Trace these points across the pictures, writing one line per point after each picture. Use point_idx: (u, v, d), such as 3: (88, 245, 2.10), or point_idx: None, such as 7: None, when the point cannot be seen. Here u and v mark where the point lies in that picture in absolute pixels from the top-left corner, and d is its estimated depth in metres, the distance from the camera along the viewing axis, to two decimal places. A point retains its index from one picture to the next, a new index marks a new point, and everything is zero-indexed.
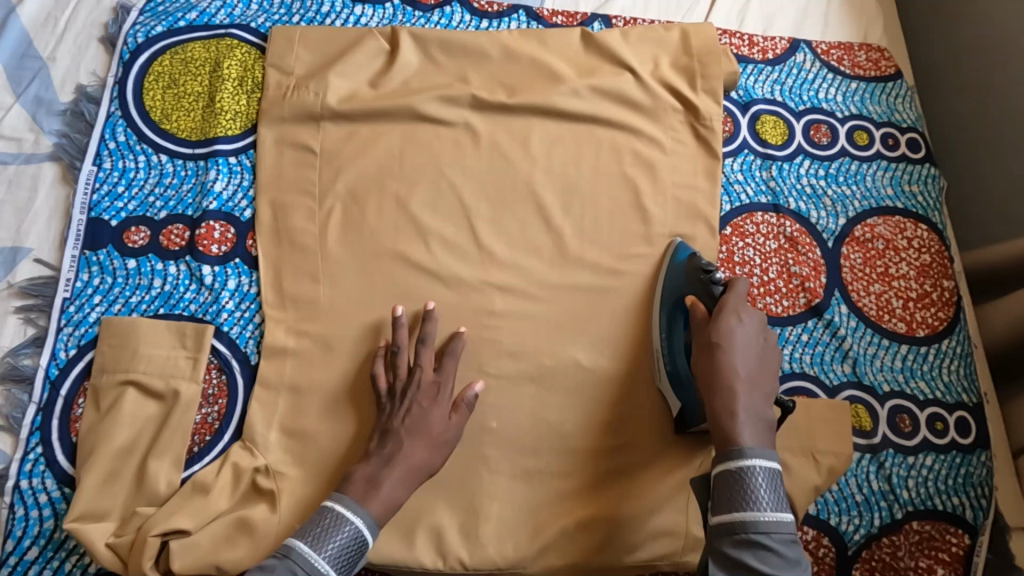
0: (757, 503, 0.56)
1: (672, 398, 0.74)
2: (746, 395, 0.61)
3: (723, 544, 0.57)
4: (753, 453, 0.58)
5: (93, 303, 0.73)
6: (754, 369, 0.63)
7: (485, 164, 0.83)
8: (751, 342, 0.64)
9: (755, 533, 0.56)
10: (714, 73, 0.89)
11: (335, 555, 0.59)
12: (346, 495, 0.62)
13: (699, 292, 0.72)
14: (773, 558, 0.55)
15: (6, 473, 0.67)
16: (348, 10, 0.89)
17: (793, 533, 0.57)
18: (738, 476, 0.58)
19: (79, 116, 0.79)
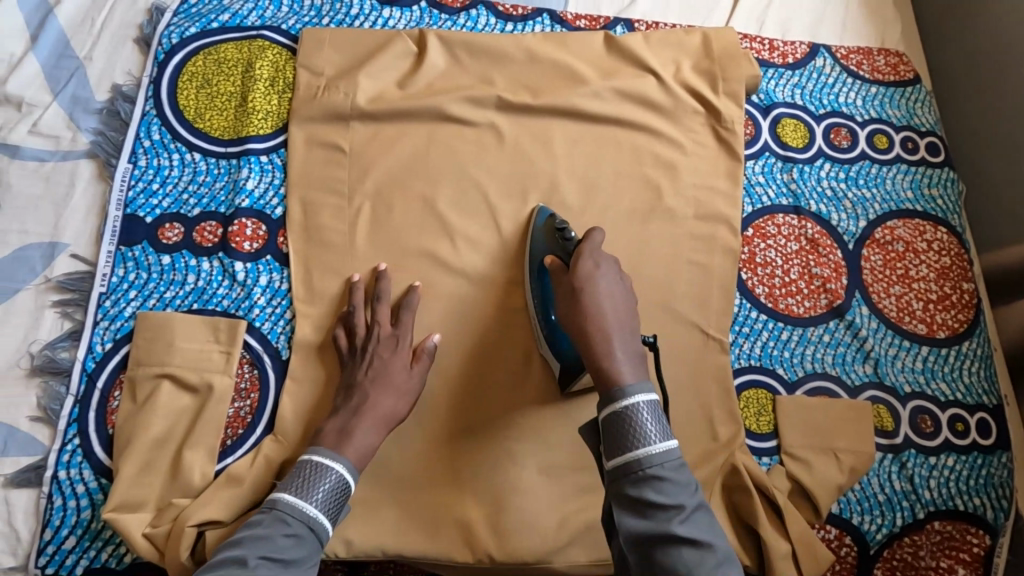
0: (645, 436, 0.55)
1: (553, 359, 0.74)
2: (617, 335, 0.62)
3: (623, 485, 0.55)
4: (632, 387, 0.58)
5: (129, 297, 0.74)
6: (620, 310, 0.64)
7: (510, 165, 0.85)
8: (611, 286, 0.65)
9: (650, 468, 0.54)
10: (735, 76, 0.90)
11: (323, 500, 0.61)
12: (325, 448, 0.64)
13: (558, 251, 0.74)
14: (668, 486, 0.54)
15: (44, 463, 0.68)
16: (376, 13, 0.90)
17: (682, 458, 0.56)
18: (623, 414, 0.57)
19: (115, 115, 0.81)
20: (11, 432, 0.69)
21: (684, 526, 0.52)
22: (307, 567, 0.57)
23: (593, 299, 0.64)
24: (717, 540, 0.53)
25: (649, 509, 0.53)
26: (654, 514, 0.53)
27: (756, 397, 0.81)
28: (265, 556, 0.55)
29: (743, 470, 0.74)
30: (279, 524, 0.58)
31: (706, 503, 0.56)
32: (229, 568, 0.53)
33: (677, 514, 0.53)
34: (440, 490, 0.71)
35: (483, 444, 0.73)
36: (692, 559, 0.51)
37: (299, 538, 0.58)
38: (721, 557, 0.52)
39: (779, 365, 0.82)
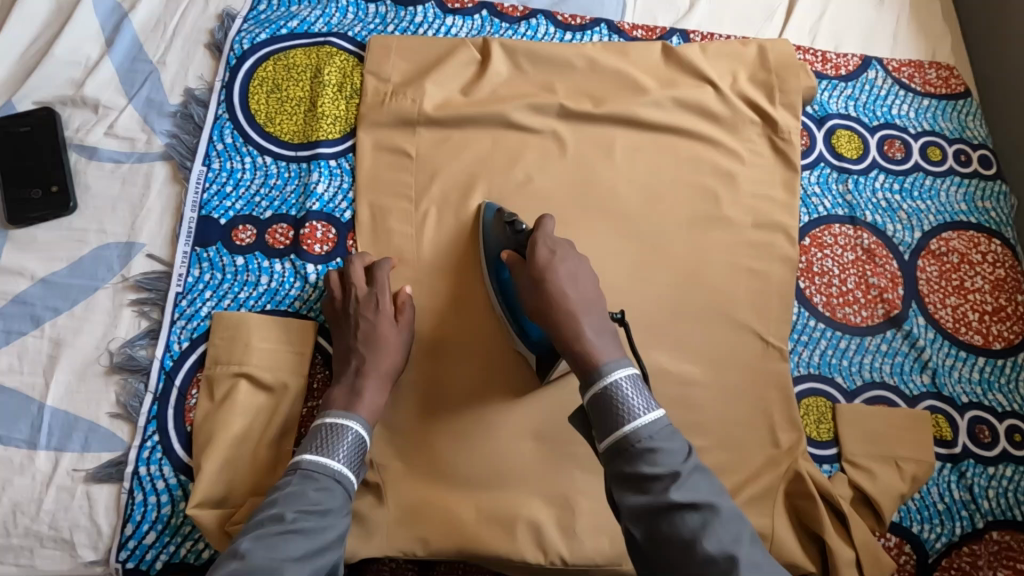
0: (630, 412, 0.57)
1: (527, 351, 0.74)
2: (587, 315, 0.64)
3: (617, 463, 0.57)
4: (609, 365, 0.60)
5: (205, 298, 0.75)
6: (587, 292, 0.66)
7: (572, 172, 0.86)
8: (574, 269, 0.67)
9: (640, 441, 0.56)
10: (792, 88, 0.91)
11: (346, 455, 0.64)
12: (338, 409, 0.67)
13: (510, 242, 0.74)
14: (661, 456, 0.55)
15: (125, 459, 0.69)
16: (439, 21, 0.92)
17: (670, 426, 0.58)
18: (603, 394, 0.59)
19: (189, 118, 0.82)
20: (93, 427, 0.70)
21: (681, 492, 0.53)
22: (340, 515, 0.61)
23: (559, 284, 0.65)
24: (717, 499, 0.54)
25: (645, 481, 0.55)
26: (651, 486, 0.54)
27: (816, 405, 0.82)
28: (302, 510, 0.59)
29: (807, 477, 0.75)
30: (308, 481, 0.61)
31: (703, 465, 0.57)
32: (269, 525, 0.57)
33: (673, 481, 0.54)
34: (510, 491, 0.72)
35: (551, 447, 0.74)
36: (696, 523, 0.53)
37: (329, 491, 0.61)
38: (725, 516, 0.53)
39: (838, 374, 0.83)
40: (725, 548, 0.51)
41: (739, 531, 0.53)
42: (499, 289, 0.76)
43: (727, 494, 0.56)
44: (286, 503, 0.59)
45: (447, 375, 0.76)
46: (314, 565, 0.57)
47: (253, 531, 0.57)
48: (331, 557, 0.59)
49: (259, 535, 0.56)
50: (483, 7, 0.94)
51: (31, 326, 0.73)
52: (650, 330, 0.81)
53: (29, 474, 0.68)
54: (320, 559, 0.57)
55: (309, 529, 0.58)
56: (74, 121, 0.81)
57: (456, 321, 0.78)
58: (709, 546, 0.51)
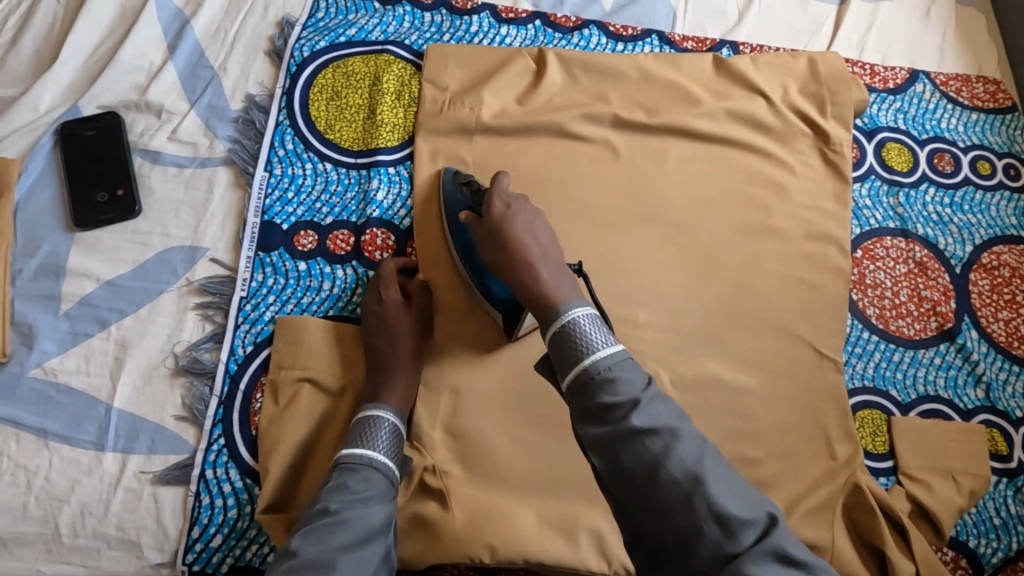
0: (589, 345, 0.55)
1: (493, 309, 0.76)
2: (546, 259, 0.64)
3: (576, 397, 0.55)
4: (567, 306, 0.58)
5: (268, 302, 0.76)
6: (546, 241, 0.67)
7: (626, 182, 0.87)
8: (532, 221, 0.68)
9: (599, 372, 0.54)
10: (844, 100, 0.92)
11: (384, 445, 0.66)
12: (371, 403, 0.69)
13: (469, 202, 0.74)
14: (621, 385, 0.53)
15: (192, 462, 0.70)
16: (494, 31, 0.93)
17: (632, 357, 0.55)
18: (562, 330, 0.57)
19: (250, 124, 0.83)
20: (159, 429, 0.71)
21: (640, 419, 0.51)
22: (382, 501, 0.61)
23: (517, 231, 0.66)
24: (680, 425, 0.52)
25: (603, 412, 0.52)
26: (610, 415, 0.52)
27: (871, 417, 0.82)
28: (343, 500, 0.60)
29: (866, 490, 0.75)
30: (349, 473, 0.63)
31: (665, 393, 0.55)
32: (315, 519, 0.58)
33: (632, 408, 0.52)
34: (571, 499, 0.73)
35: None
36: (658, 448, 0.50)
37: (370, 479, 0.62)
38: (688, 439, 0.51)
39: (892, 387, 0.83)
40: (689, 470, 0.49)
41: (702, 453, 0.51)
42: (461, 251, 0.77)
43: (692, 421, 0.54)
44: (328, 496, 0.60)
45: (504, 381, 0.76)
46: (362, 553, 0.57)
47: (301, 528, 0.58)
48: (379, 543, 0.59)
49: (308, 530, 0.57)
50: (536, 17, 0.95)
51: (97, 328, 0.74)
52: (706, 340, 0.82)
53: (96, 475, 0.69)
54: (368, 546, 0.57)
55: (355, 515, 0.58)
56: (137, 126, 0.82)
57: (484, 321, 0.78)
58: (672, 471, 0.49)
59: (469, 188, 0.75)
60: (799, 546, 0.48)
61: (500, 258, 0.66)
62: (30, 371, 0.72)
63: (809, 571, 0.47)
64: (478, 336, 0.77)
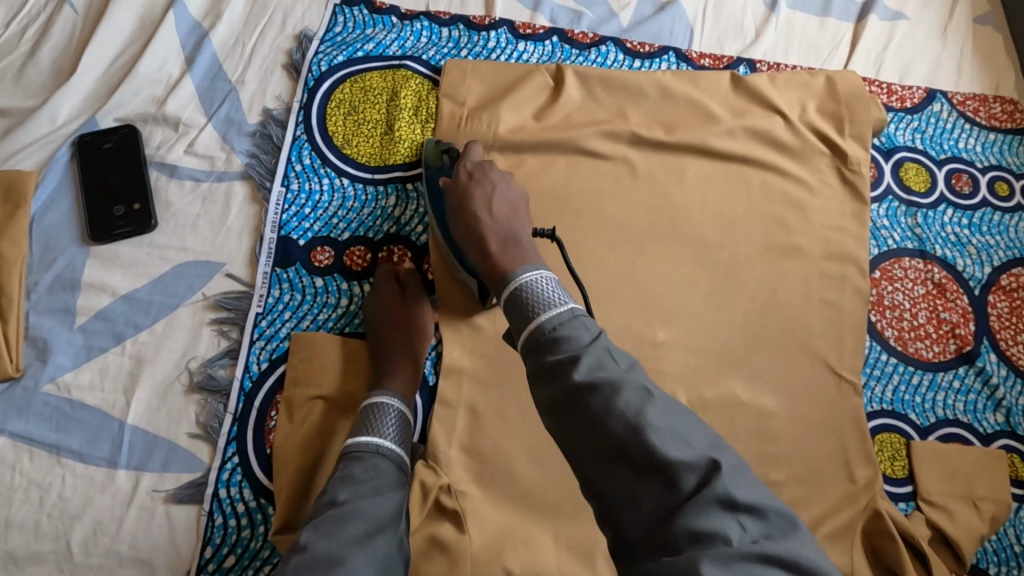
0: (538, 308, 0.56)
1: (468, 278, 0.76)
2: (503, 226, 0.68)
3: (527, 360, 0.55)
4: (519, 272, 0.61)
5: (284, 318, 0.76)
6: (507, 208, 0.71)
7: (645, 198, 0.86)
8: (493, 187, 0.72)
9: (545, 333, 0.54)
10: (863, 119, 0.91)
11: (392, 431, 0.66)
12: (374, 390, 0.70)
13: (446, 172, 0.78)
14: (566, 341, 0.53)
15: (206, 481, 0.69)
16: (512, 47, 0.93)
17: (585, 314, 0.55)
18: (513, 297, 0.59)
19: (267, 138, 0.83)
20: (173, 447, 0.70)
21: (582, 374, 0.50)
22: (393, 489, 0.62)
23: (477, 200, 0.71)
24: (625, 376, 0.50)
25: (550, 370, 0.52)
26: (555, 374, 0.52)
27: (890, 441, 0.81)
28: (353, 490, 0.60)
29: (886, 516, 0.74)
30: (355, 461, 0.63)
31: (615, 348, 0.53)
32: (326, 512, 0.58)
33: (574, 365, 0.51)
34: (590, 521, 0.72)
35: None
36: (600, 405, 0.49)
37: (379, 467, 0.63)
38: (630, 390, 0.49)
39: (912, 410, 0.83)
40: (629, 422, 0.48)
41: (644, 403, 0.49)
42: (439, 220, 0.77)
43: (643, 374, 0.52)
44: (336, 487, 0.61)
45: (520, 400, 0.75)
46: (375, 544, 0.57)
47: (312, 521, 0.58)
48: (390, 534, 0.59)
49: (318, 524, 0.57)
50: (554, 33, 0.95)
51: (112, 343, 0.73)
52: (725, 360, 0.81)
53: (110, 492, 0.68)
54: (380, 537, 0.58)
55: (363, 505, 0.59)
56: (154, 138, 0.82)
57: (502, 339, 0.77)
58: (611, 423, 0.48)
59: (449, 156, 0.78)
60: (748, 488, 0.46)
61: (463, 227, 0.70)
62: (44, 387, 0.71)
63: (759, 514, 0.45)
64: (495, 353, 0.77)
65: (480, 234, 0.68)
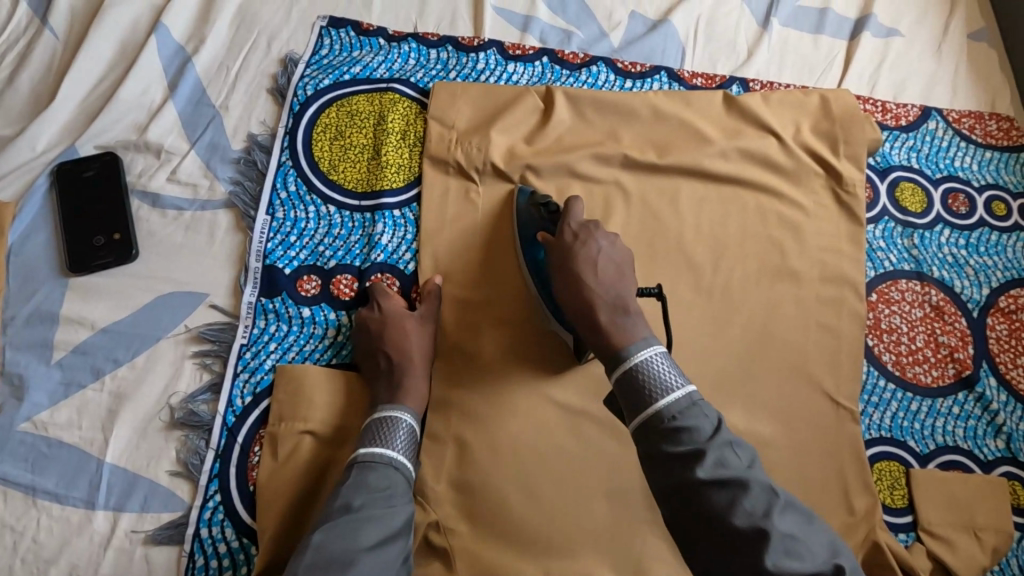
0: (657, 390, 0.61)
1: (561, 332, 0.76)
2: (610, 291, 0.69)
3: (643, 440, 0.61)
4: (633, 347, 0.64)
5: (269, 350, 0.74)
6: (612, 269, 0.71)
7: (637, 222, 0.85)
8: (599, 248, 0.72)
9: (664, 421, 0.60)
10: (858, 140, 0.90)
11: (402, 445, 0.67)
12: (386, 403, 0.70)
13: (546, 226, 0.77)
14: (686, 433, 0.59)
15: (186, 520, 0.67)
16: (501, 68, 0.91)
17: (700, 399, 0.61)
18: (629, 373, 0.63)
19: (252, 165, 0.81)
20: (152, 486, 0.68)
21: (706, 471, 0.56)
22: (404, 500, 0.63)
23: (583, 262, 0.71)
24: (747, 474, 0.57)
25: (672, 460, 0.58)
26: (677, 464, 0.58)
27: (889, 469, 0.79)
28: (366, 497, 0.61)
29: (886, 549, 0.73)
30: (369, 470, 0.64)
31: (731, 436, 0.60)
32: (339, 516, 0.59)
33: (697, 459, 0.57)
34: (581, 556, 0.71)
35: (622, 512, 0.73)
36: (723, 500, 0.56)
37: (390, 480, 0.63)
38: (755, 490, 0.56)
39: (910, 437, 0.81)
40: (755, 522, 0.54)
41: (770, 505, 0.55)
42: (531, 269, 0.78)
43: (760, 466, 0.59)
44: (350, 493, 0.62)
45: (511, 432, 0.74)
46: (386, 552, 0.59)
47: (322, 524, 0.59)
48: (401, 543, 0.60)
49: (331, 527, 0.58)
50: (544, 54, 0.93)
51: (91, 379, 0.71)
52: (721, 387, 0.79)
53: (86, 535, 0.66)
54: (391, 547, 0.59)
55: (375, 514, 0.60)
56: (136, 166, 0.80)
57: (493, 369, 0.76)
58: (737, 521, 0.55)
59: (548, 211, 0.77)
60: None
61: (566, 287, 0.70)
62: (19, 424, 0.69)
63: None
64: (484, 384, 0.76)
65: (588, 300, 0.68)
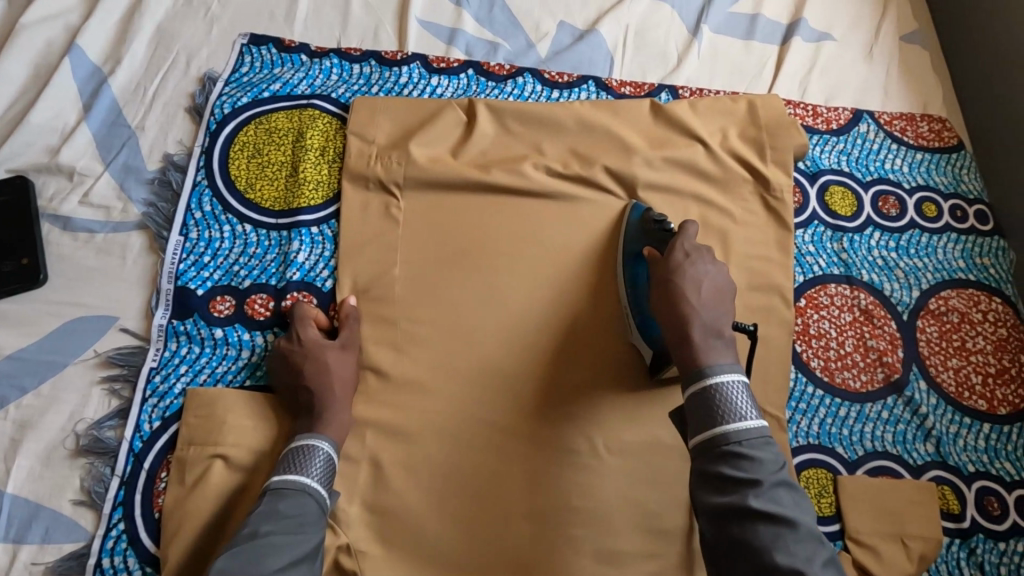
0: (730, 415, 0.61)
1: (645, 347, 0.76)
2: (711, 313, 0.67)
3: (701, 455, 0.61)
4: (716, 367, 0.63)
5: (179, 373, 0.73)
6: (715, 293, 0.69)
7: (565, 232, 0.84)
8: (708, 273, 0.70)
9: (728, 444, 0.60)
10: (784, 145, 0.90)
11: (318, 472, 0.65)
12: (302, 431, 0.68)
13: (655, 242, 0.77)
14: (749, 463, 0.59)
15: (88, 550, 0.65)
16: (425, 81, 0.91)
17: (767, 436, 0.61)
18: (706, 393, 0.62)
19: (167, 185, 0.81)
20: (54, 516, 0.67)
21: (758, 502, 0.57)
22: (316, 527, 0.62)
23: (690, 281, 0.69)
24: (796, 515, 0.57)
25: (728, 484, 0.59)
26: (730, 487, 0.58)
27: (817, 477, 0.78)
28: (275, 524, 0.60)
29: None
30: (281, 498, 0.62)
31: (790, 480, 0.60)
32: (244, 543, 0.58)
33: (753, 488, 0.58)
34: None
35: (540, 531, 0.72)
36: (767, 535, 0.56)
37: (303, 507, 0.62)
38: (801, 534, 0.56)
39: (839, 444, 0.80)
40: (795, 563, 0.54)
41: (814, 553, 0.56)
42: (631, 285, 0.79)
43: (811, 514, 0.59)
44: (258, 520, 0.60)
45: (428, 451, 0.73)
46: None
47: (228, 551, 0.58)
48: (307, 569, 0.59)
49: (234, 554, 0.57)
50: (469, 66, 0.93)
51: None
52: (646, 398, 0.78)
53: None
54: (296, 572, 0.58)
55: (281, 541, 0.59)
56: (48, 190, 0.79)
57: (412, 388, 0.75)
58: (779, 559, 0.55)
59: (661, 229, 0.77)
60: None
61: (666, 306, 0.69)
62: None
63: None
64: (403, 403, 0.75)
65: (684, 315, 0.67)
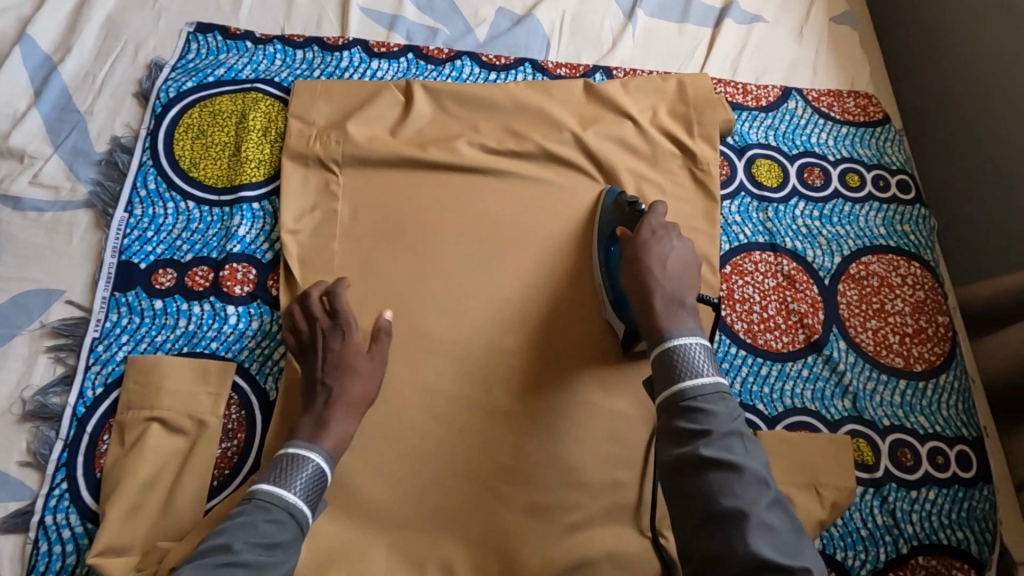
0: (687, 373, 0.64)
1: (618, 324, 0.80)
2: (674, 285, 0.72)
3: (661, 410, 0.65)
4: (675, 331, 0.67)
5: (121, 342, 0.76)
6: (679, 266, 0.74)
7: (497, 205, 0.87)
8: (671, 248, 0.75)
9: (684, 399, 0.63)
10: (710, 121, 0.93)
11: (302, 487, 0.64)
12: (302, 438, 0.67)
13: (627, 223, 0.82)
14: (702, 415, 0.62)
15: (32, 508, 0.69)
16: (365, 65, 0.95)
17: (726, 392, 0.64)
18: (666, 354, 0.66)
19: (113, 166, 0.84)
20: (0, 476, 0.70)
21: (709, 451, 0.60)
22: (290, 550, 0.61)
23: (655, 255, 0.73)
24: (746, 462, 0.60)
25: (682, 436, 0.62)
26: (684, 439, 0.62)
27: None
28: (247, 543, 0.59)
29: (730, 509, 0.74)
30: (260, 512, 0.62)
31: (745, 431, 0.63)
32: (213, 556, 0.58)
33: (705, 439, 0.61)
34: (426, 529, 0.74)
35: (468, 485, 0.75)
36: (715, 481, 0.59)
37: (281, 528, 0.61)
38: (748, 480, 0.59)
39: (759, 401, 0.84)
40: (739, 506, 0.58)
41: (759, 497, 0.59)
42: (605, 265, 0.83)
43: (764, 462, 0.62)
44: (233, 534, 0.60)
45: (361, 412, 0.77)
46: None
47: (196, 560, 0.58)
48: None
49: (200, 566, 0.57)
50: (409, 50, 0.97)
51: None
52: (573, 360, 0.81)
53: None
54: None
55: (251, 563, 0.58)
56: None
57: None
58: (725, 502, 0.58)
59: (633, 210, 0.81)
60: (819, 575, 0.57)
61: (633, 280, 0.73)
62: None
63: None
64: None
65: (647, 287, 0.71)
